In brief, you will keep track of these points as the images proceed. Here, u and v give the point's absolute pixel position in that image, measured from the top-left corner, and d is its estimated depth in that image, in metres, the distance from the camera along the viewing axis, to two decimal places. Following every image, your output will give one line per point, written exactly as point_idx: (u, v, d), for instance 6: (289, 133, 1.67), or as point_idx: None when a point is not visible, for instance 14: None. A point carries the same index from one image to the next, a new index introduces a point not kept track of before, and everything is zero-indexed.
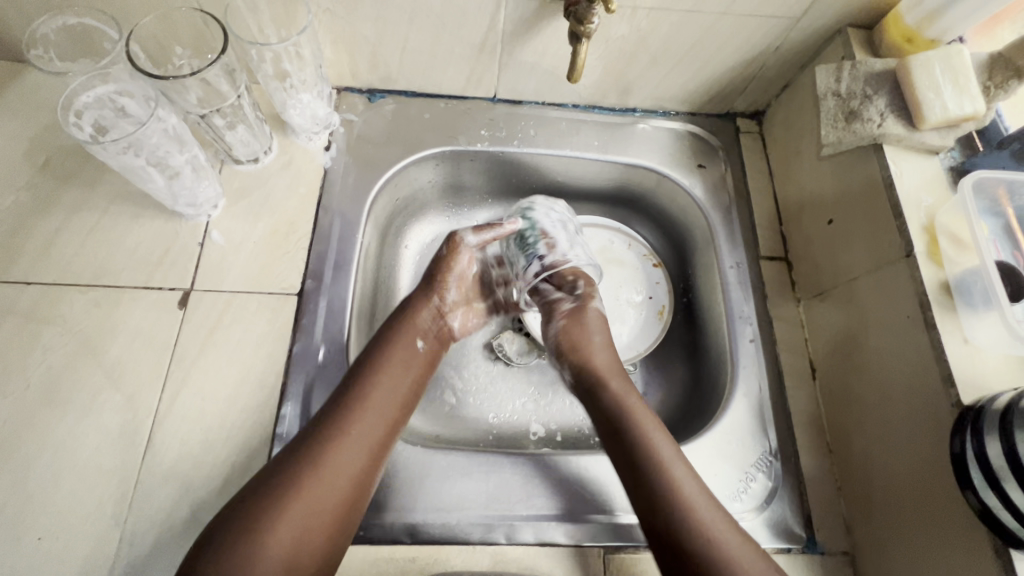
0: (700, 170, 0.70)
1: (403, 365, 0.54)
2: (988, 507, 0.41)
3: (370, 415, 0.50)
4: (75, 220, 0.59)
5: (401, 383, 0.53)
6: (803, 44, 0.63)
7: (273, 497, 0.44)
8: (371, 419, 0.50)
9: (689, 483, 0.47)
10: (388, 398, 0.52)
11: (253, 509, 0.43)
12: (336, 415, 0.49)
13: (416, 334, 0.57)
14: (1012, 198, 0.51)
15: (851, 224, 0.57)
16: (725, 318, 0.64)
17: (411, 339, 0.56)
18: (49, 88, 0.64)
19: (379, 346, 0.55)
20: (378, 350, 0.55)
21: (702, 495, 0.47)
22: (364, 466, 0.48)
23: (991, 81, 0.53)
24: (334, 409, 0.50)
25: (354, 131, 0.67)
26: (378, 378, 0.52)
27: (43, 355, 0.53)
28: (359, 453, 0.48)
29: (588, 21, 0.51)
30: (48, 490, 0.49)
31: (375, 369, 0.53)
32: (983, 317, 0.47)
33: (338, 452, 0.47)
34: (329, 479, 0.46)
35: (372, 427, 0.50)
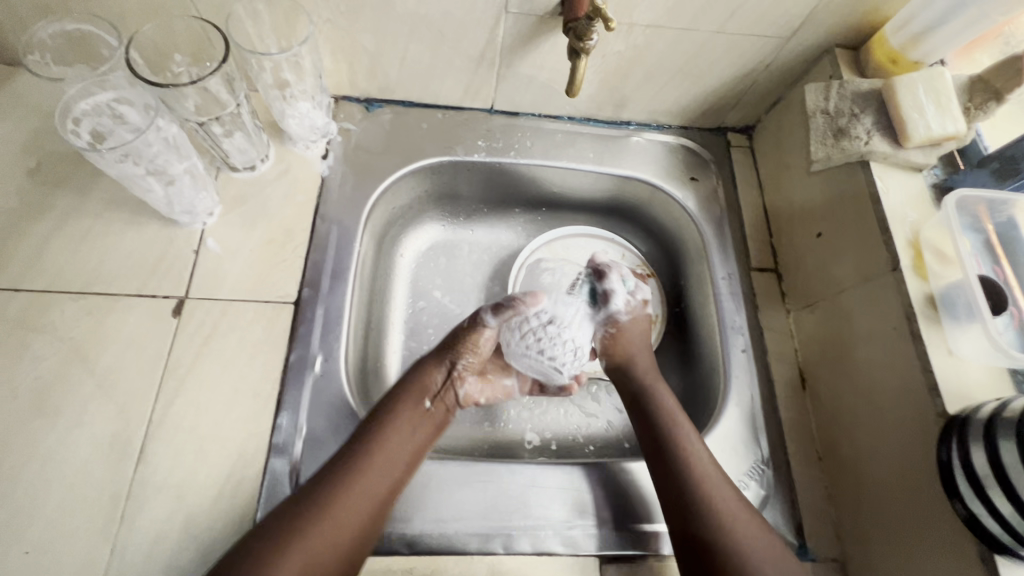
0: (692, 182, 0.71)
1: (410, 428, 0.53)
2: (974, 514, 0.43)
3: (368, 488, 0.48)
4: (66, 225, 0.58)
5: (404, 455, 0.51)
6: (793, 62, 0.65)
7: (277, 544, 0.43)
8: (377, 480, 0.49)
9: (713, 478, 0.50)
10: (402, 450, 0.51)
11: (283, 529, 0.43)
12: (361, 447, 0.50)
13: (426, 395, 0.56)
14: (992, 215, 0.53)
15: (840, 237, 0.59)
16: (718, 329, 0.65)
17: (415, 400, 0.55)
18: (40, 91, 0.63)
19: (390, 406, 0.54)
20: (383, 411, 0.53)
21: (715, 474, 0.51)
22: (368, 520, 0.47)
23: (971, 103, 0.56)
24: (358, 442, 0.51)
25: (351, 140, 0.67)
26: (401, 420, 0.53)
27: (32, 363, 0.52)
28: (359, 512, 0.47)
29: (587, 37, 0.52)
30: (37, 503, 0.48)
31: (382, 426, 0.52)
32: (966, 329, 0.48)
33: (340, 507, 0.46)
34: (331, 534, 0.45)
35: (376, 490, 0.48)
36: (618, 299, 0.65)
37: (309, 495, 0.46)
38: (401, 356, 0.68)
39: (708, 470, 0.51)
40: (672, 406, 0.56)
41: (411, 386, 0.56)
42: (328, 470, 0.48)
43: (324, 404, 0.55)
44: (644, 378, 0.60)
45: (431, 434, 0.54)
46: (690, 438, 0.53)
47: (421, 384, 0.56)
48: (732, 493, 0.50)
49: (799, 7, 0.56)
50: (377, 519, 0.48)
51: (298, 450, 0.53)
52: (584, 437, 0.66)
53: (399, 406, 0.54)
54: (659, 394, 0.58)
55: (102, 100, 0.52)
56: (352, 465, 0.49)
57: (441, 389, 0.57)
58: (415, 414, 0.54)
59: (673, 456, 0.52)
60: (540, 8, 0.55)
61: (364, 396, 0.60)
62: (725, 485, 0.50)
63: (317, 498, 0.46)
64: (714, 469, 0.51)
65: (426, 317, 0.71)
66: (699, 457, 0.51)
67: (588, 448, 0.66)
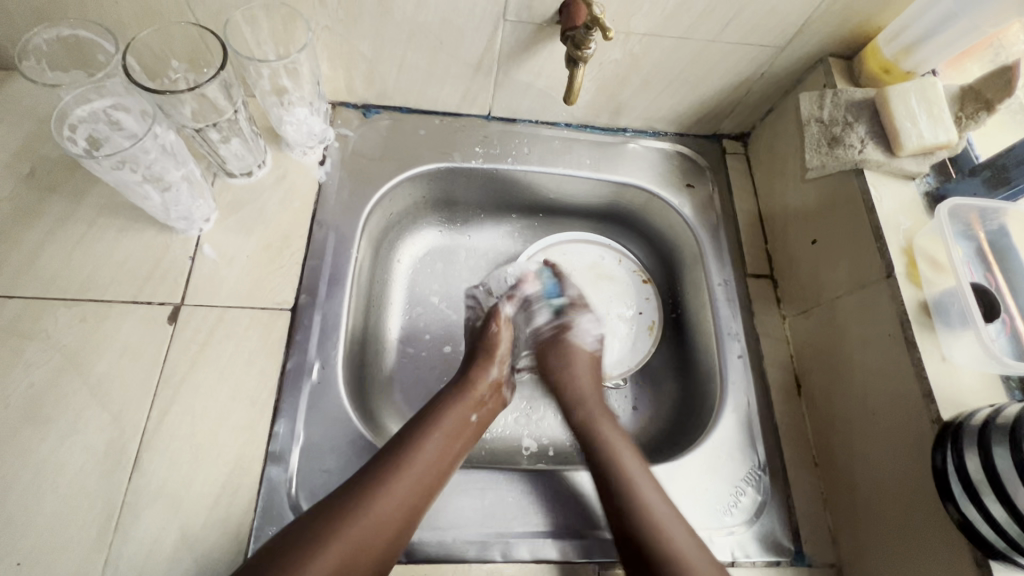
0: (688, 189, 0.72)
1: (452, 432, 0.54)
2: (968, 519, 0.43)
3: (386, 511, 0.46)
4: (59, 231, 0.57)
5: (424, 474, 0.49)
6: (787, 71, 0.65)
7: (316, 540, 0.43)
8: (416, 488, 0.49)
9: (645, 480, 0.52)
10: (430, 471, 0.50)
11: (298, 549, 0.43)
12: (383, 466, 0.49)
13: (472, 407, 0.57)
14: (984, 223, 0.54)
15: (834, 244, 0.60)
16: (714, 335, 0.65)
17: (462, 411, 0.56)
18: (33, 95, 0.63)
19: (433, 413, 0.55)
20: (428, 417, 0.54)
21: (646, 476, 0.53)
22: (403, 523, 0.47)
23: (962, 112, 0.57)
24: (382, 463, 0.49)
25: (348, 147, 0.67)
26: (425, 444, 0.51)
27: (25, 371, 0.51)
28: (396, 515, 0.47)
29: (585, 46, 0.52)
30: (28, 512, 0.47)
31: (428, 431, 0.53)
32: (960, 335, 0.49)
33: (375, 515, 0.46)
34: (370, 537, 0.45)
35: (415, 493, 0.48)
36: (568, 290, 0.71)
37: (347, 493, 0.47)
38: (400, 361, 0.68)
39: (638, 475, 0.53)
40: (605, 426, 0.58)
41: (457, 397, 0.57)
42: (369, 469, 0.49)
43: (321, 412, 0.55)
44: (586, 411, 0.60)
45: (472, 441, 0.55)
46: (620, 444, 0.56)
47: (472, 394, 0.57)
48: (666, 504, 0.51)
49: (794, 16, 0.57)
50: (411, 522, 0.48)
51: (295, 458, 0.53)
52: None
53: (444, 413, 0.55)
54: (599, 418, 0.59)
55: (98, 107, 0.52)
56: (393, 464, 0.49)
57: (488, 398, 0.59)
58: (434, 426, 0.53)
59: (602, 459, 0.55)
60: (538, 16, 0.55)
61: (361, 403, 0.60)
62: (657, 496, 0.51)
63: (354, 497, 0.46)
64: (649, 482, 0.52)
65: (423, 323, 0.71)
66: (635, 473, 0.53)
67: None
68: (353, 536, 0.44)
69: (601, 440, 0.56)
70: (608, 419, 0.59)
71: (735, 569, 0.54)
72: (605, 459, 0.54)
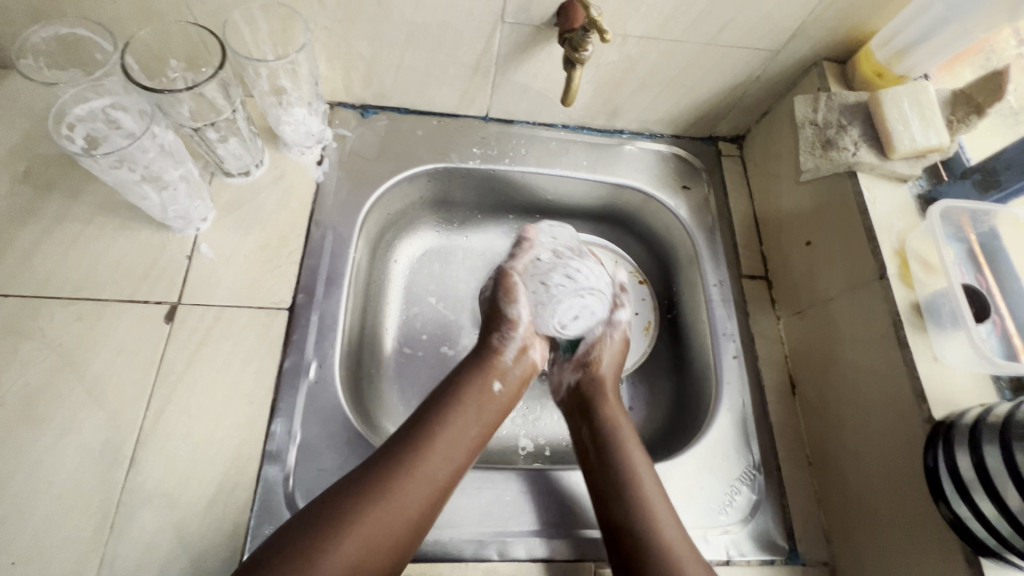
0: (684, 191, 0.72)
1: (479, 407, 0.54)
2: (959, 517, 0.44)
3: (411, 493, 0.46)
4: (55, 231, 0.57)
5: (448, 450, 0.50)
6: (783, 74, 0.66)
7: (342, 523, 0.43)
8: (442, 465, 0.49)
9: (647, 476, 0.52)
10: (453, 451, 0.50)
11: (316, 535, 0.42)
12: (404, 447, 0.49)
13: (495, 376, 0.56)
14: (975, 225, 0.54)
15: (828, 246, 0.60)
16: (709, 336, 0.66)
17: (486, 381, 0.56)
18: (28, 93, 0.63)
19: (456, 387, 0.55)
20: (452, 391, 0.54)
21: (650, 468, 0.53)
22: (430, 503, 0.47)
23: (954, 116, 0.57)
24: (402, 444, 0.49)
25: (346, 146, 0.68)
26: (447, 423, 0.51)
27: (21, 370, 0.51)
28: (426, 492, 0.47)
29: (582, 48, 0.53)
30: (24, 512, 0.47)
31: (452, 406, 0.53)
32: (951, 336, 0.50)
33: (399, 496, 0.46)
34: (398, 516, 0.45)
35: (443, 469, 0.49)
36: (624, 313, 0.64)
37: (371, 474, 0.47)
38: (396, 361, 0.68)
39: (645, 474, 0.52)
40: (622, 419, 0.57)
41: (480, 368, 0.56)
42: (392, 448, 0.49)
43: (319, 412, 0.55)
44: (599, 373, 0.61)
45: (499, 413, 0.56)
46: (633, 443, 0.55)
47: (493, 363, 0.57)
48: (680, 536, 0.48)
49: (789, 21, 0.57)
50: (438, 501, 0.48)
51: (292, 457, 0.53)
52: None
53: (468, 386, 0.55)
54: (614, 415, 0.57)
55: (96, 107, 0.52)
56: (418, 442, 0.49)
57: (514, 365, 0.58)
58: (460, 403, 0.53)
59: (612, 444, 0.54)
60: (536, 18, 0.56)
61: (359, 402, 0.60)
62: (674, 529, 0.49)
63: (379, 478, 0.46)
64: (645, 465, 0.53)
65: (420, 323, 0.71)
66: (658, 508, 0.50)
67: None
68: (383, 517, 0.45)
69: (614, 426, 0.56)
70: (636, 444, 0.55)
71: (731, 567, 0.54)
72: (612, 443, 0.55)
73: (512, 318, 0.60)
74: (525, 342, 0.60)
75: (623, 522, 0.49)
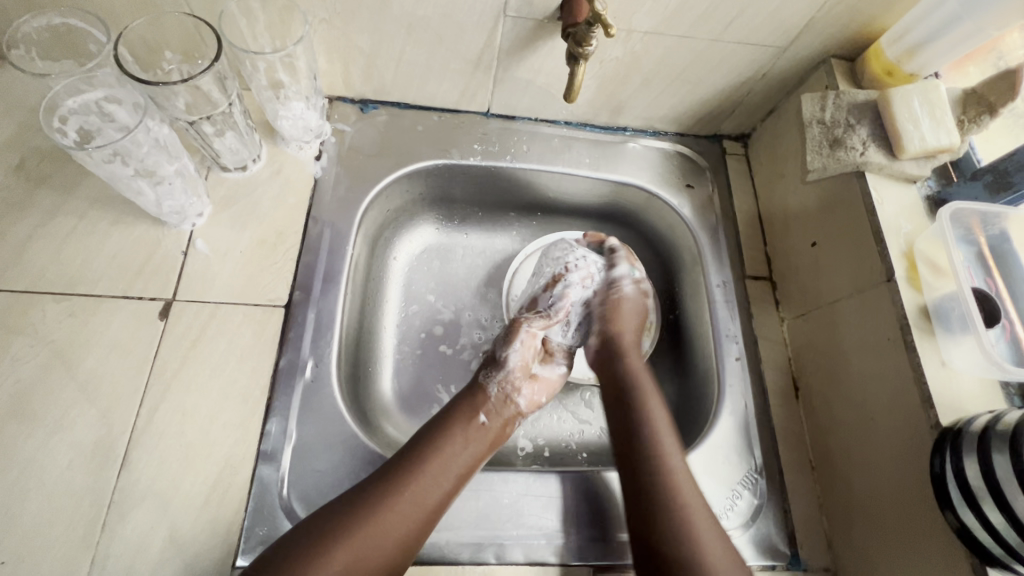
0: (688, 190, 0.71)
1: (464, 438, 0.52)
2: (966, 525, 0.43)
3: (390, 527, 0.45)
4: (48, 225, 0.56)
5: (430, 487, 0.48)
6: (790, 71, 0.65)
7: (326, 542, 0.43)
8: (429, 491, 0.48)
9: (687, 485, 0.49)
10: (437, 485, 0.49)
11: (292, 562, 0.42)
12: (386, 479, 0.48)
13: (482, 407, 0.55)
14: (984, 228, 0.53)
15: (834, 247, 0.59)
16: (712, 337, 0.65)
17: (471, 413, 0.54)
18: (23, 84, 0.62)
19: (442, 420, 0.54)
20: (441, 423, 0.53)
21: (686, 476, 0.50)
22: (410, 537, 0.46)
23: (965, 116, 0.56)
24: (385, 477, 0.48)
25: (345, 142, 0.67)
26: (431, 456, 0.50)
27: (12, 366, 0.51)
28: (406, 526, 0.46)
29: (586, 43, 0.52)
30: (14, 512, 0.46)
31: (440, 436, 0.52)
32: (960, 342, 0.48)
33: (376, 531, 0.45)
34: (381, 540, 0.44)
35: (430, 494, 0.48)
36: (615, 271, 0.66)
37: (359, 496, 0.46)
38: (394, 360, 0.67)
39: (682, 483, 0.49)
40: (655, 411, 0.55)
41: (466, 399, 0.56)
42: (380, 474, 0.48)
43: (314, 411, 0.54)
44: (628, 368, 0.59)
45: (488, 444, 0.54)
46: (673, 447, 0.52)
47: (477, 398, 0.56)
48: (713, 528, 0.46)
49: (796, 17, 0.56)
50: (419, 536, 0.47)
51: (287, 458, 0.52)
52: (577, 444, 0.66)
53: (454, 416, 0.54)
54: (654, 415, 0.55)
55: (90, 100, 0.51)
56: (406, 470, 0.49)
57: (497, 403, 0.56)
58: (446, 437, 0.52)
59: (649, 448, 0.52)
60: (538, 12, 0.55)
61: (355, 401, 0.59)
62: (706, 523, 0.47)
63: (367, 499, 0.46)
64: (685, 473, 0.50)
65: (419, 321, 0.70)
66: (691, 503, 0.48)
67: (581, 456, 0.65)
68: (363, 548, 0.44)
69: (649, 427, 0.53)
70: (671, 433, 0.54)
71: None
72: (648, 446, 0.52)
73: (500, 360, 0.59)
74: (510, 391, 0.58)
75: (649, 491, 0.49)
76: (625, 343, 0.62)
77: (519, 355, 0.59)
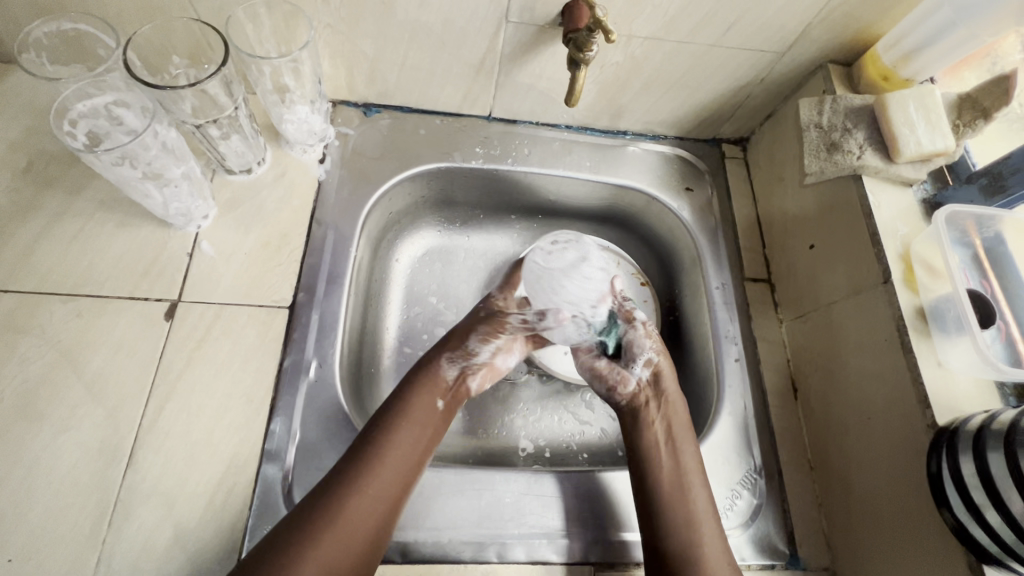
0: (687, 193, 0.72)
1: (422, 423, 0.53)
2: (962, 523, 0.43)
3: (361, 515, 0.46)
4: (55, 226, 0.57)
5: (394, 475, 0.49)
6: (788, 76, 0.66)
7: (308, 534, 0.43)
8: (388, 478, 0.48)
9: (710, 528, 0.51)
10: (400, 471, 0.49)
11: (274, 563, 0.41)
12: (348, 469, 0.48)
13: (433, 394, 0.55)
14: (980, 230, 0.54)
15: (831, 250, 0.60)
16: (712, 339, 0.65)
17: (426, 395, 0.55)
18: (31, 89, 0.63)
19: (393, 403, 0.54)
20: (390, 410, 0.53)
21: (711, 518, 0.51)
22: (382, 523, 0.47)
23: (960, 120, 0.57)
24: (347, 469, 0.48)
25: (349, 145, 0.67)
26: (386, 444, 0.50)
27: (20, 366, 0.51)
28: (375, 512, 0.46)
29: (587, 48, 0.53)
30: (21, 509, 0.47)
31: (395, 423, 0.52)
32: (956, 342, 0.49)
33: (349, 522, 0.45)
34: (350, 531, 0.45)
35: (389, 483, 0.48)
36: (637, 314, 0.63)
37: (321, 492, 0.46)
38: (396, 362, 0.68)
39: (705, 525, 0.51)
40: (688, 450, 0.55)
41: (414, 387, 0.55)
42: (341, 468, 0.48)
43: (318, 411, 0.55)
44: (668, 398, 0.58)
45: (441, 424, 0.54)
46: (700, 490, 0.52)
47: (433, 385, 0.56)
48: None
49: (793, 23, 0.57)
50: (389, 520, 0.47)
51: (291, 457, 0.52)
52: (578, 444, 0.66)
53: (403, 405, 0.53)
54: (687, 453, 0.54)
55: (99, 103, 0.52)
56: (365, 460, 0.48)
57: (454, 386, 0.57)
58: (396, 425, 0.51)
59: (678, 485, 0.52)
60: (540, 18, 0.55)
61: (358, 402, 0.60)
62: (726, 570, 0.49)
63: (332, 492, 0.46)
64: (708, 515, 0.51)
65: (421, 323, 0.70)
66: (711, 546, 0.49)
67: (582, 456, 0.66)
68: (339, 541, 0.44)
69: (679, 465, 0.53)
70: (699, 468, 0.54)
71: None
72: (677, 483, 0.52)
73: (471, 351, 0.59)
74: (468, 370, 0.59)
75: (669, 527, 0.50)
76: (670, 387, 0.59)
77: (492, 350, 0.60)
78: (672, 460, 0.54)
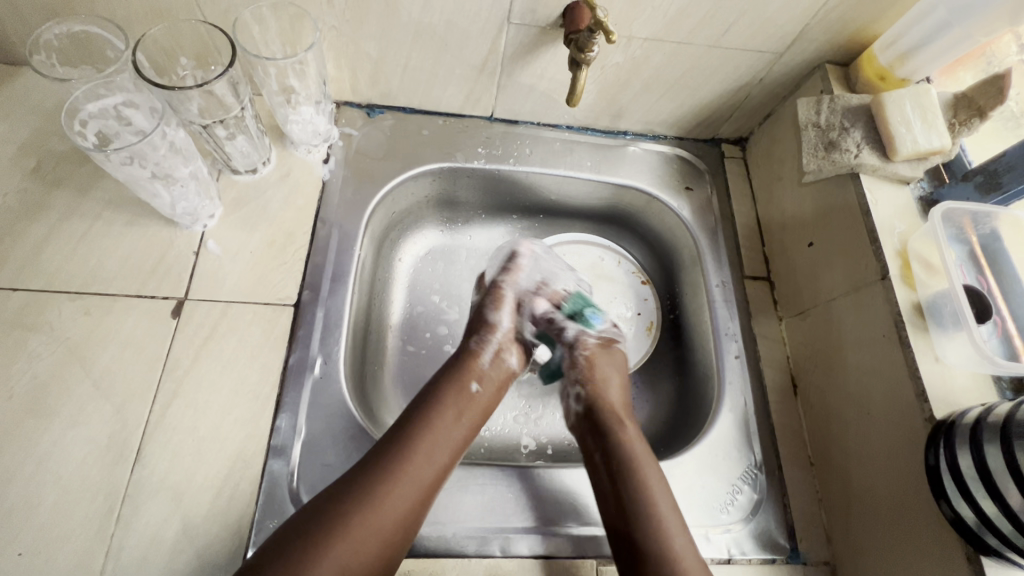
0: (687, 192, 0.73)
1: (457, 410, 0.54)
2: (961, 516, 0.44)
3: (393, 503, 0.46)
4: (64, 226, 0.58)
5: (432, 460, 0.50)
6: (785, 77, 0.67)
7: (336, 522, 0.44)
8: (426, 464, 0.49)
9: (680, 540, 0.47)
10: (436, 459, 0.50)
11: (302, 550, 0.42)
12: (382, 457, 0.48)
13: (471, 377, 0.57)
14: (976, 227, 0.55)
15: (829, 248, 0.61)
16: (713, 336, 0.66)
17: (462, 382, 0.56)
18: (40, 90, 0.63)
19: (432, 390, 0.55)
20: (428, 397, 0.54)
21: (678, 529, 0.48)
22: (413, 511, 0.47)
23: (955, 119, 0.58)
24: (381, 455, 0.49)
25: (353, 145, 0.68)
26: (425, 431, 0.51)
27: (30, 363, 0.52)
28: (410, 499, 0.47)
29: (588, 49, 0.53)
30: (31, 504, 0.47)
31: (432, 411, 0.53)
32: (953, 336, 0.50)
33: (380, 510, 0.45)
34: (387, 515, 0.46)
35: (426, 470, 0.49)
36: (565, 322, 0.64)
37: (364, 471, 0.47)
38: (399, 359, 0.68)
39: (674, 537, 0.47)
40: (646, 461, 0.52)
41: (454, 372, 0.57)
42: (375, 455, 0.49)
43: (323, 407, 0.55)
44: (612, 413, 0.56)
45: (479, 411, 0.56)
46: (665, 501, 0.49)
47: (469, 364, 0.57)
48: None
49: (791, 24, 0.58)
50: (421, 508, 0.48)
51: (297, 452, 0.53)
52: None
53: (444, 390, 0.55)
54: (642, 464, 0.51)
55: (109, 104, 0.53)
56: (400, 447, 0.49)
57: (490, 368, 0.58)
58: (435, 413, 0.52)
59: (637, 499, 0.49)
60: (542, 19, 0.56)
61: (363, 398, 0.61)
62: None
63: (374, 475, 0.47)
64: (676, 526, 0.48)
65: (423, 321, 0.71)
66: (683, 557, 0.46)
67: None
68: (367, 528, 0.44)
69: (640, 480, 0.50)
70: (653, 467, 0.52)
71: (732, 566, 0.54)
72: (637, 499, 0.49)
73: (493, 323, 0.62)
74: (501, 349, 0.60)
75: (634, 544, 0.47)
76: (619, 410, 0.57)
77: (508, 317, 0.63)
78: (627, 475, 0.51)
